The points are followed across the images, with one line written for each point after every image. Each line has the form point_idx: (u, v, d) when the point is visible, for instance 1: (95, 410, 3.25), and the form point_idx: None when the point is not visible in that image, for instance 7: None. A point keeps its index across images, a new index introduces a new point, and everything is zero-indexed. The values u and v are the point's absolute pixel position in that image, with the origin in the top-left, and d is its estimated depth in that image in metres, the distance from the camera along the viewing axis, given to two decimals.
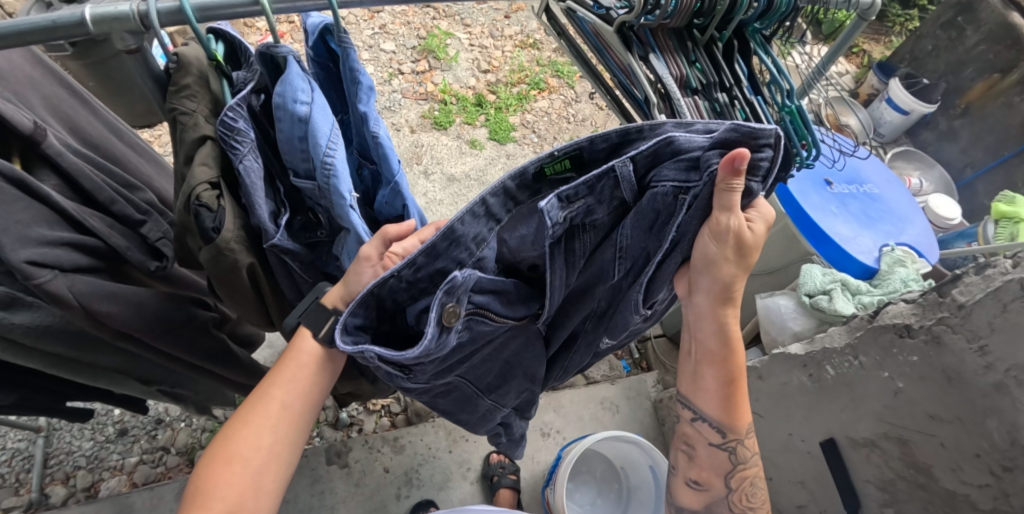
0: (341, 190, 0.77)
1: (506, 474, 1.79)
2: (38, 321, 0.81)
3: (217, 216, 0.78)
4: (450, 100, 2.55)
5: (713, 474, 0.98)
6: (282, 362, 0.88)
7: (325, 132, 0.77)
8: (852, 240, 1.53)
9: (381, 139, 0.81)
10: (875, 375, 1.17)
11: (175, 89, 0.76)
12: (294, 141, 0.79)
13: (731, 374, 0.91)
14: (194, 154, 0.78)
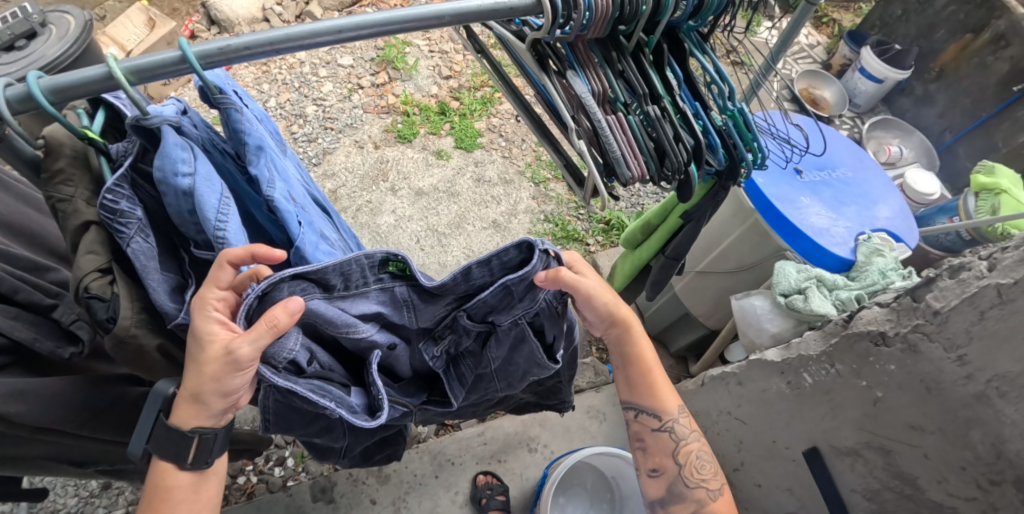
0: (234, 264, 0.72)
1: (495, 495, 1.73)
2: None
3: (112, 305, 0.72)
4: (412, 111, 2.48)
5: (663, 458, 1.07)
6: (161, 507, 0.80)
7: (213, 204, 0.72)
8: (825, 232, 1.46)
9: (278, 202, 0.74)
10: (853, 383, 1.10)
11: (49, 176, 0.71)
12: (184, 214, 0.72)
13: (646, 366, 1.07)
14: (79, 242, 0.72)
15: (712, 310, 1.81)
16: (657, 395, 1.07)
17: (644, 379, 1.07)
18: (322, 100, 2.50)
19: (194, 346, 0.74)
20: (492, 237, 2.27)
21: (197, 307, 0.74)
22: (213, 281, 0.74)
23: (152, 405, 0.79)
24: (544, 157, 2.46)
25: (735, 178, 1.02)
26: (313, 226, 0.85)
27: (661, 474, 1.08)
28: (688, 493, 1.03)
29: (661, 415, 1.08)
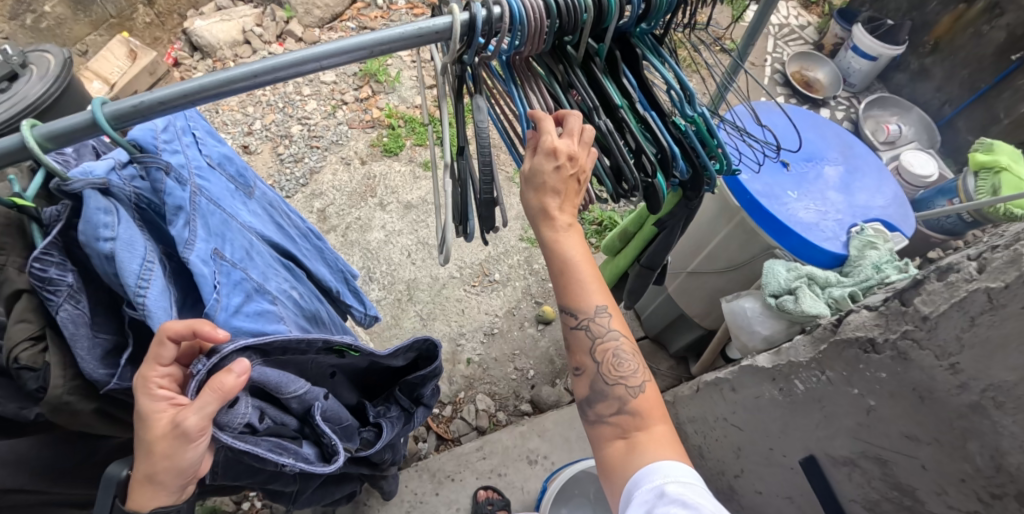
0: (152, 330, 0.73)
1: (496, 510, 1.71)
2: None
3: (41, 375, 0.72)
4: (397, 123, 2.45)
5: (581, 356, 0.94)
6: None
7: (134, 268, 0.72)
8: (814, 227, 1.40)
9: (194, 264, 0.78)
10: (844, 391, 1.06)
11: None
12: (112, 278, 0.74)
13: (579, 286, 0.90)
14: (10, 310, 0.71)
15: (707, 311, 1.77)
16: (576, 291, 0.89)
17: (564, 278, 0.89)
18: (307, 118, 2.49)
19: (143, 429, 0.71)
20: (483, 246, 2.24)
21: (142, 387, 0.72)
22: (155, 359, 0.73)
23: (105, 492, 0.75)
24: None
25: (701, 185, 0.96)
26: (239, 284, 0.85)
27: (583, 372, 0.95)
28: (608, 393, 0.91)
29: (580, 312, 0.91)
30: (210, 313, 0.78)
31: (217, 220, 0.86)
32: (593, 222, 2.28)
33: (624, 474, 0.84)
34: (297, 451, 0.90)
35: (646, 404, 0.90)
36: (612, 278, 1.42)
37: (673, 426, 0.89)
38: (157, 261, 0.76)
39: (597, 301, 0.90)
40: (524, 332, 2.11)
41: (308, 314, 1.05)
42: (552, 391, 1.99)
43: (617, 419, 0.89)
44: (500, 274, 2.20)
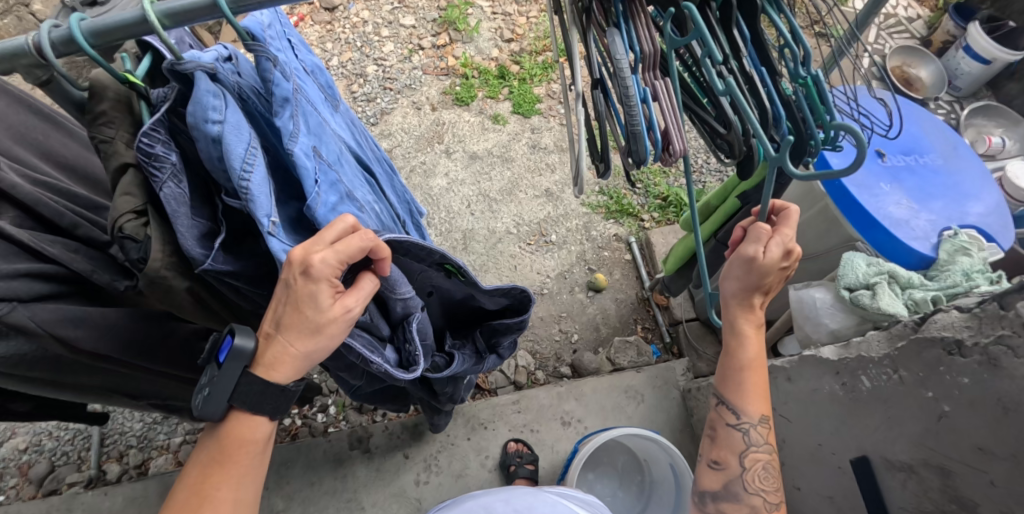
0: (257, 214, 0.73)
1: (523, 464, 1.75)
2: (11, 351, 0.86)
3: (143, 246, 0.75)
4: (471, 74, 2.41)
5: (726, 452, 1.01)
6: (228, 450, 0.80)
7: (240, 152, 0.73)
8: (903, 223, 1.31)
9: (297, 156, 0.76)
10: (916, 393, 0.99)
11: (92, 117, 0.74)
12: (214, 162, 0.75)
13: (743, 363, 1.00)
14: (118, 183, 0.75)
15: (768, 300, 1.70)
16: (744, 394, 1.00)
17: (732, 375, 1.02)
18: (383, 60, 2.49)
19: (318, 315, 0.78)
20: (543, 206, 2.21)
21: (324, 281, 0.77)
22: (336, 258, 0.77)
23: (244, 361, 0.78)
24: None
25: (801, 156, 0.94)
26: (334, 185, 0.83)
27: (721, 468, 1.02)
28: (744, 494, 0.97)
29: (740, 414, 1.01)
30: (310, 204, 0.77)
31: (315, 121, 0.85)
32: (658, 196, 2.22)
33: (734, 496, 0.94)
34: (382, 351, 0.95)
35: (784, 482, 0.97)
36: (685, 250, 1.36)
37: None
38: (260, 151, 0.77)
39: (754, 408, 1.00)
40: (574, 297, 2.11)
41: (385, 229, 1.05)
42: (593, 358, 1.98)
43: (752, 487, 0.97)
44: (557, 236, 2.17)
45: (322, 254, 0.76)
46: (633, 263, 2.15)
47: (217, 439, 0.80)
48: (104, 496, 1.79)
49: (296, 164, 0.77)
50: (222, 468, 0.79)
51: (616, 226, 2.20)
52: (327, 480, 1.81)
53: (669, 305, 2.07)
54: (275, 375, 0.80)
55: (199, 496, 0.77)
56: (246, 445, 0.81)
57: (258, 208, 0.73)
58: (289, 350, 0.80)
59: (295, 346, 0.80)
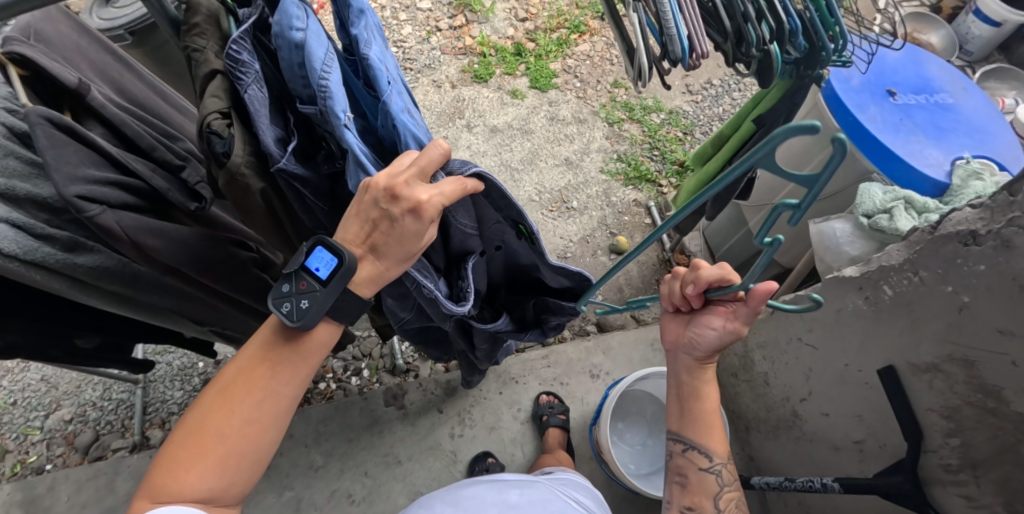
0: (335, 108, 0.81)
1: (555, 414, 1.80)
2: (97, 262, 1.03)
3: (228, 142, 0.84)
4: (488, 52, 2.47)
5: (700, 495, 1.08)
6: (292, 348, 0.86)
7: (320, 56, 0.82)
8: (917, 153, 1.36)
9: (373, 60, 0.87)
10: (937, 290, 1.04)
11: (188, 28, 0.87)
12: (295, 68, 0.85)
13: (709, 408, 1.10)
14: (207, 88, 0.86)
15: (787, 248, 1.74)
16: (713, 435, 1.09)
17: (687, 415, 1.11)
18: (402, 41, 2.53)
19: (417, 246, 0.83)
20: (563, 175, 2.28)
21: (429, 221, 0.80)
22: (443, 202, 0.79)
23: (342, 279, 0.82)
24: (620, 98, 2.42)
25: (813, 67, 1.04)
26: (401, 95, 0.92)
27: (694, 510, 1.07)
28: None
29: (710, 456, 1.09)
30: (384, 100, 0.85)
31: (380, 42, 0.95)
32: (675, 162, 2.29)
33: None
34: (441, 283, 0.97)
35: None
36: (695, 183, 1.48)
37: None
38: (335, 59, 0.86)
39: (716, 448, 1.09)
40: (597, 260, 2.16)
41: None
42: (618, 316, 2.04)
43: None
44: (578, 202, 2.24)
45: (432, 196, 0.79)
46: (653, 227, 2.21)
47: (287, 332, 0.86)
48: (148, 458, 1.82)
49: (369, 68, 0.88)
50: (279, 365, 0.85)
51: (635, 192, 2.26)
52: (364, 436, 1.87)
53: (690, 264, 2.13)
54: (365, 291, 0.86)
55: (254, 376, 0.85)
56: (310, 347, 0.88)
57: (337, 104, 0.81)
58: (382, 272, 0.85)
59: (390, 270, 0.85)
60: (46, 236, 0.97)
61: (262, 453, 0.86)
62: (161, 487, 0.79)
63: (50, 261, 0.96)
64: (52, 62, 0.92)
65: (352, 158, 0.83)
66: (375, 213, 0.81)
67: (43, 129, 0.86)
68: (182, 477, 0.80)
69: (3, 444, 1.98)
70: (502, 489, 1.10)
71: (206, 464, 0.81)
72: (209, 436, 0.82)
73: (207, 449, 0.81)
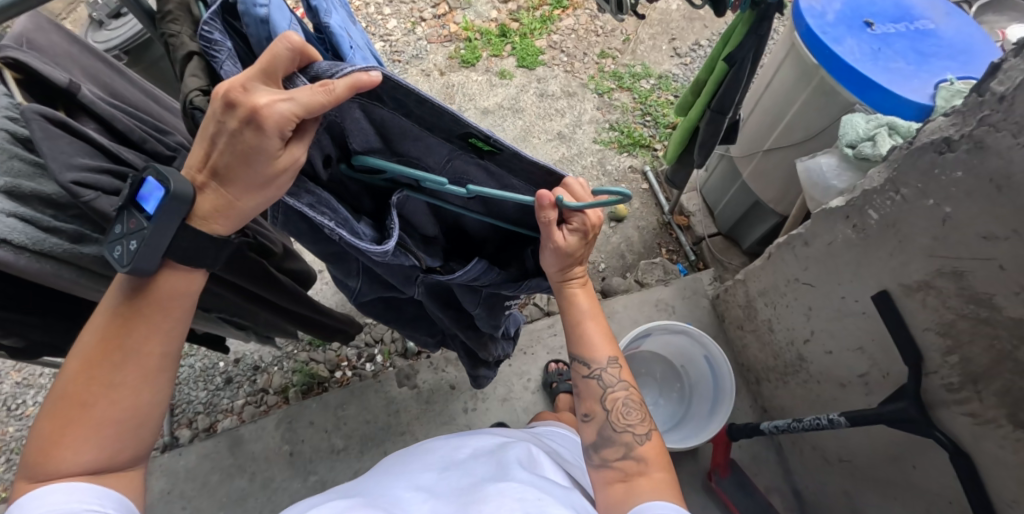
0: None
1: (563, 380, 1.83)
2: (102, 252, 1.10)
3: (211, 117, 0.87)
4: (474, 36, 2.49)
5: (592, 403, 1.04)
6: (144, 300, 0.75)
7: (284, 28, 0.87)
8: (899, 79, 1.34)
9: (333, 27, 0.92)
10: (920, 206, 1.03)
11: (163, 17, 0.93)
12: (263, 43, 0.89)
13: (584, 318, 1.05)
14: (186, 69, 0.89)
15: (782, 196, 1.74)
16: (588, 345, 1.04)
17: (575, 328, 1.05)
18: (388, 36, 2.56)
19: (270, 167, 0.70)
20: (557, 148, 2.30)
21: (277, 135, 0.67)
22: (290, 113, 0.66)
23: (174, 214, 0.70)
24: (607, 68, 2.42)
25: None
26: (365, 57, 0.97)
27: (591, 419, 1.04)
28: (615, 440, 0.99)
29: (591, 362, 1.04)
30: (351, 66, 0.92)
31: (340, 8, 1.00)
32: (668, 126, 2.29)
33: (643, 494, 0.90)
34: (353, 223, 0.81)
35: (655, 452, 0.98)
36: (682, 136, 1.47)
37: (673, 476, 0.96)
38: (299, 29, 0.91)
39: (606, 353, 1.04)
40: None
41: None
42: (621, 281, 2.04)
43: (621, 464, 0.96)
44: (574, 174, 2.25)
45: (278, 104, 0.65)
46: (651, 192, 2.21)
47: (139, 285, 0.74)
48: (177, 455, 1.88)
49: (331, 35, 0.93)
50: (137, 318, 0.75)
51: (630, 158, 2.27)
52: (380, 417, 1.91)
53: (690, 224, 2.12)
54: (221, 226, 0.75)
55: (116, 337, 0.75)
56: (175, 296, 0.77)
57: None
58: (233, 202, 0.73)
59: (241, 200, 0.73)
60: (53, 228, 1.03)
61: (148, 412, 0.78)
62: (37, 468, 0.72)
63: (58, 250, 1.03)
64: (42, 64, 0.98)
65: None
66: (215, 129, 0.67)
67: (39, 123, 0.92)
68: (57, 453, 0.72)
69: None
70: (450, 452, 1.03)
71: (81, 437, 0.73)
72: (80, 405, 0.73)
73: (76, 420, 0.73)
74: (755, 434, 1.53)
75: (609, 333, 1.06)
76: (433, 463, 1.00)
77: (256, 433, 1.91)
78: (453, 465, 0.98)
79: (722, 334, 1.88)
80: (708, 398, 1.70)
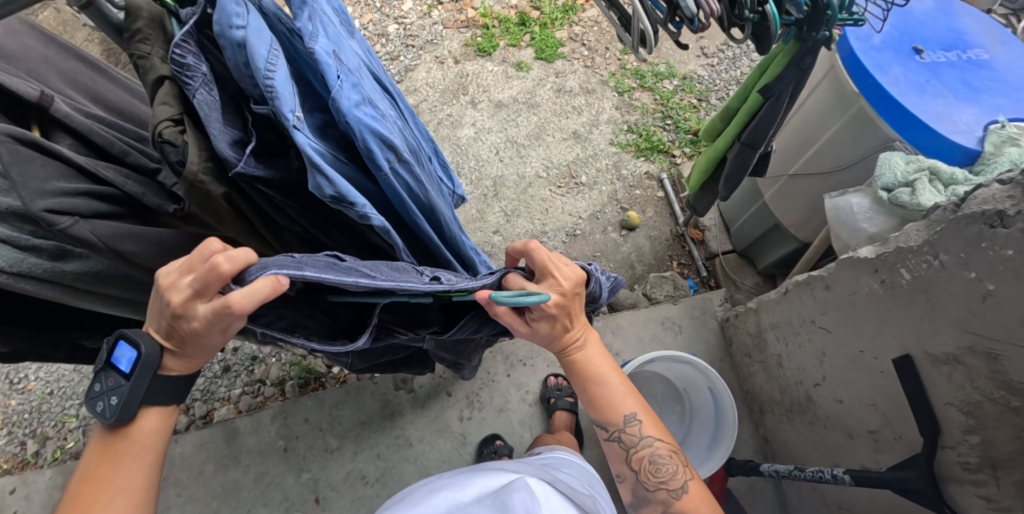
0: (282, 110, 0.82)
1: (562, 396, 1.80)
2: (86, 268, 1.06)
3: (181, 150, 0.86)
4: (491, 24, 2.37)
5: (621, 464, 1.08)
6: (122, 440, 0.85)
7: (263, 54, 0.82)
8: (945, 117, 1.24)
9: (319, 54, 0.85)
10: (959, 276, 0.98)
11: (130, 35, 0.87)
12: (241, 68, 0.84)
13: (597, 381, 1.03)
14: (155, 94, 0.87)
15: (805, 220, 1.64)
16: (606, 410, 1.03)
17: (589, 395, 1.04)
18: (403, 18, 2.43)
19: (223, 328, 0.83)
20: (572, 148, 2.20)
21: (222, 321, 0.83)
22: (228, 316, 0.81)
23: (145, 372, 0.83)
24: (630, 65, 2.31)
25: (817, 28, 0.91)
26: (356, 85, 0.90)
27: (623, 475, 1.09)
28: (654, 497, 1.05)
29: (612, 426, 1.04)
30: (335, 97, 0.84)
31: (333, 31, 0.94)
32: (689, 132, 2.18)
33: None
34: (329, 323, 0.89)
35: (697, 504, 1.01)
36: (709, 161, 1.41)
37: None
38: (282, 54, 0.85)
39: (627, 412, 1.03)
40: (607, 237, 2.09)
41: (410, 143, 1.10)
42: (629, 294, 1.98)
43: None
44: (587, 177, 2.16)
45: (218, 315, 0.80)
46: (665, 200, 2.13)
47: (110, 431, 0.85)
48: (172, 443, 1.87)
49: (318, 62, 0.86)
50: (118, 457, 0.84)
51: (646, 164, 2.17)
52: (375, 419, 1.89)
53: (704, 238, 2.04)
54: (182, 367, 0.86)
55: (97, 482, 0.82)
56: (140, 433, 0.86)
57: (285, 102, 0.82)
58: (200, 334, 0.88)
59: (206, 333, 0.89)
60: (31, 247, 1.00)
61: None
62: None
63: (38, 271, 0.99)
64: (11, 77, 0.94)
65: (302, 154, 0.83)
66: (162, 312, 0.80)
67: (8, 146, 0.88)
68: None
69: (44, 431, 2.08)
70: (453, 492, 0.91)
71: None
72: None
73: None
74: (753, 473, 1.53)
75: (628, 389, 1.04)
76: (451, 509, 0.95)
77: (252, 427, 1.88)
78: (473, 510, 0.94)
79: (727, 358, 1.81)
80: (710, 428, 1.63)
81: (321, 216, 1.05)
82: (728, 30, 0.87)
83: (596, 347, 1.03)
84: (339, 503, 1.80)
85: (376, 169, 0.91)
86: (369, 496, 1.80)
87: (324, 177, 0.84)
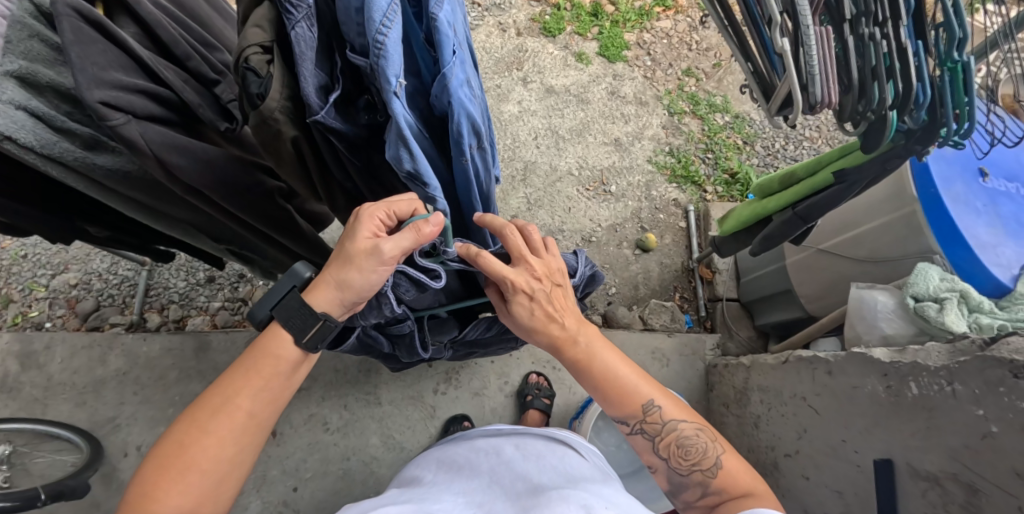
0: (387, 72, 0.72)
1: (540, 397, 1.83)
2: (118, 165, 0.92)
3: (264, 82, 0.79)
4: (564, 5, 2.29)
5: (649, 455, 0.99)
6: (257, 363, 0.87)
7: (382, 6, 0.70)
8: (991, 247, 1.26)
9: (440, 23, 0.74)
10: (965, 408, 1.02)
11: None
12: (352, 12, 0.73)
13: (602, 372, 0.97)
14: (251, 15, 0.78)
15: (819, 294, 1.65)
16: (622, 402, 0.97)
17: (604, 390, 0.98)
18: None
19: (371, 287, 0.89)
20: (609, 155, 2.17)
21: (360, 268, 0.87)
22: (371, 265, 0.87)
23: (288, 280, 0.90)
24: (687, 88, 2.27)
25: (928, 141, 0.97)
26: (463, 62, 0.81)
27: (655, 469, 1.00)
28: (688, 482, 0.96)
29: (631, 419, 0.98)
30: (445, 74, 0.76)
31: None
32: (726, 171, 2.18)
33: None
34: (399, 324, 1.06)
35: (732, 478, 0.93)
36: (750, 217, 1.39)
37: (766, 488, 0.92)
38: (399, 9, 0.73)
39: (642, 397, 0.97)
40: (619, 252, 2.08)
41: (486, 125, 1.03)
42: (627, 313, 1.98)
43: (703, 503, 0.95)
44: (616, 188, 2.14)
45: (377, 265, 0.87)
46: (685, 232, 2.13)
47: (253, 353, 0.87)
48: (141, 340, 1.82)
49: (435, 32, 0.75)
50: (246, 376, 0.86)
51: (677, 191, 2.16)
52: (351, 370, 1.85)
53: (713, 279, 2.06)
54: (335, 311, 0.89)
55: (226, 399, 0.85)
56: (275, 361, 0.88)
57: (393, 65, 0.72)
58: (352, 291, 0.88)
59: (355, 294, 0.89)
60: (66, 130, 0.87)
61: (231, 468, 0.85)
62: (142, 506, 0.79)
63: (69, 157, 0.86)
64: None
65: (392, 128, 0.75)
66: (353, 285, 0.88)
67: (70, 22, 0.80)
68: (156, 502, 0.79)
69: (9, 293, 2.00)
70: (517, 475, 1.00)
71: (178, 489, 0.80)
72: (183, 459, 0.82)
73: (179, 477, 0.81)
74: None
75: (641, 372, 1.00)
76: (482, 464, 1.05)
77: (225, 345, 1.85)
78: (503, 465, 1.03)
79: (704, 401, 1.83)
80: None
81: (378, 179, 0.98)
82: (844, 122, 0.94)
83: (599, 334, 1.00)
84: (295, 441, 1.77)
85: (456, 154, 0.85)
86: (326, 444, 1.78)
87: (407, 153, 0.77)
